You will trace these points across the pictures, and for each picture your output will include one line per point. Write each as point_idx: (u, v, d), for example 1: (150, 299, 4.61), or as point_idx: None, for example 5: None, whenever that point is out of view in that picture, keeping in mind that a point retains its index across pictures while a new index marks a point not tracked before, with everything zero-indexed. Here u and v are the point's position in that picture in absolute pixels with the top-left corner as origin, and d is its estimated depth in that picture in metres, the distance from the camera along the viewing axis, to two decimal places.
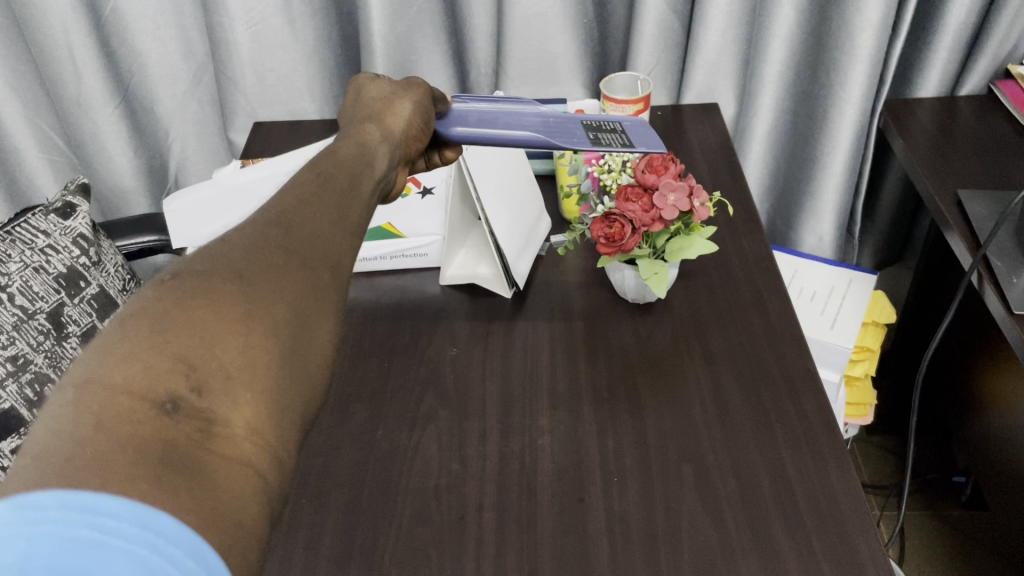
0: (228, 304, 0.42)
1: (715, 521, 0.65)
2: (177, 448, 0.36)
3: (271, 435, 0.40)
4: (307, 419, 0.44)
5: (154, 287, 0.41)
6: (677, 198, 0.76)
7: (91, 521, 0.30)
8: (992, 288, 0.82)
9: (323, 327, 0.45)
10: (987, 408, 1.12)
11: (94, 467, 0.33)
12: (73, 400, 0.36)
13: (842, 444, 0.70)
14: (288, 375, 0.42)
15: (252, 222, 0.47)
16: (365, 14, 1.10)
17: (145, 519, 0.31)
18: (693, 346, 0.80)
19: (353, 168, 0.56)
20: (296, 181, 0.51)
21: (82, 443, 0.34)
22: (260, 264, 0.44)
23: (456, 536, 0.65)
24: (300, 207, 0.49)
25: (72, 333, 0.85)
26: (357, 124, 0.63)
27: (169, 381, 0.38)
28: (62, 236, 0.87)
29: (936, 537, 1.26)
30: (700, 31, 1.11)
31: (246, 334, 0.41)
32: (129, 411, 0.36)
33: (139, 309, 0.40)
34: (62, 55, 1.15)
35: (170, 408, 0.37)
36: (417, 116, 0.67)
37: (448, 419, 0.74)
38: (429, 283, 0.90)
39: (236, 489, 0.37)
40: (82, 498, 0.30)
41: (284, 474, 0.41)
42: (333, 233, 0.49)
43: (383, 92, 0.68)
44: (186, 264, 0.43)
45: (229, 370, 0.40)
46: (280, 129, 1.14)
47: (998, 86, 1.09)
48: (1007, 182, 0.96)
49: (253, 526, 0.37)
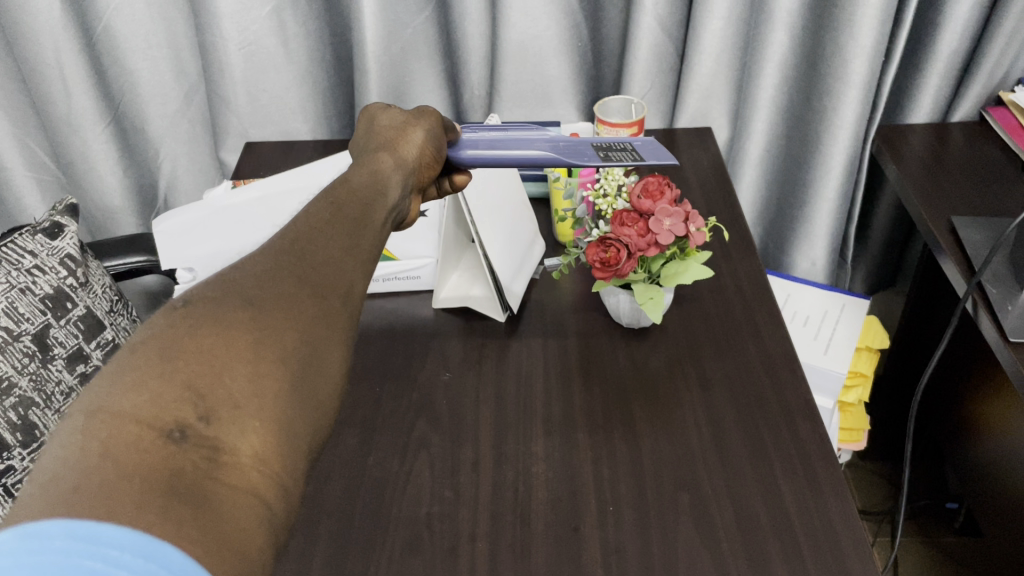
0: (239, 332, 0.41)
1: (711, 551, 0.64)
2: (184, 476, 0.36)
3: (281, 464, 0.39)
4: (317, 446, 0.42)
5: (166, 316, 0.41)
6: (673, 223, 0.75)
7: (95, 551, 0.30)
8: (987, 314, 0.82)
9: (334, 354, 0.44)
10: (981, 434, 1.11)
11: (98, 498, 0.33)
12: (82, 428, 0.35)
13: (840, 472, 0.69)
14: (299, 403, 0.41)
15: (266, 250, 0.46)
16: (358, 34, 1.09)
17: (150, 550, 0.31)
18: (689, 372, 0.79)
19: (366, 196, 0.55)
20: (308, 210, 0.50)
21: (89, 471, 0.34)
22: (270, 290, 0.43)
23: (450, 563, 0.64)
24: (315, 233, 0.48)
25: (59, 355, 0.83)
26: (372, 152, 0.62)
27: (177, 409, 0.37)
28: (50, 257, 0.86)
29: (929, 564, 1.24)
30: (693, 55, 1.11)
31: (255, 362, 0.40)
32: (136, 439, 0.36)
33: (151, 338, 0.39)
34: (54, 73, 1.14)
35: (178, 436, 0.37)
36: (430, 143, 0.67)
37: (441, 445, 0.73)
38: (421, 307, 0.89)
39: (242, 519, 0.36)
40: (85, 527, 0.31)
41: (293, 503, 0.39)
42: (346, 260, 0.48)
43: (394, 120, 0.68)
44: (198, 291, 0.43)
45: (238, 399, 0.39)
46: (272, 150, 1.13)
47: (990, 113, 1.10)
48: (1000, 207, 0.96)
49: (258, 557, 0.36)
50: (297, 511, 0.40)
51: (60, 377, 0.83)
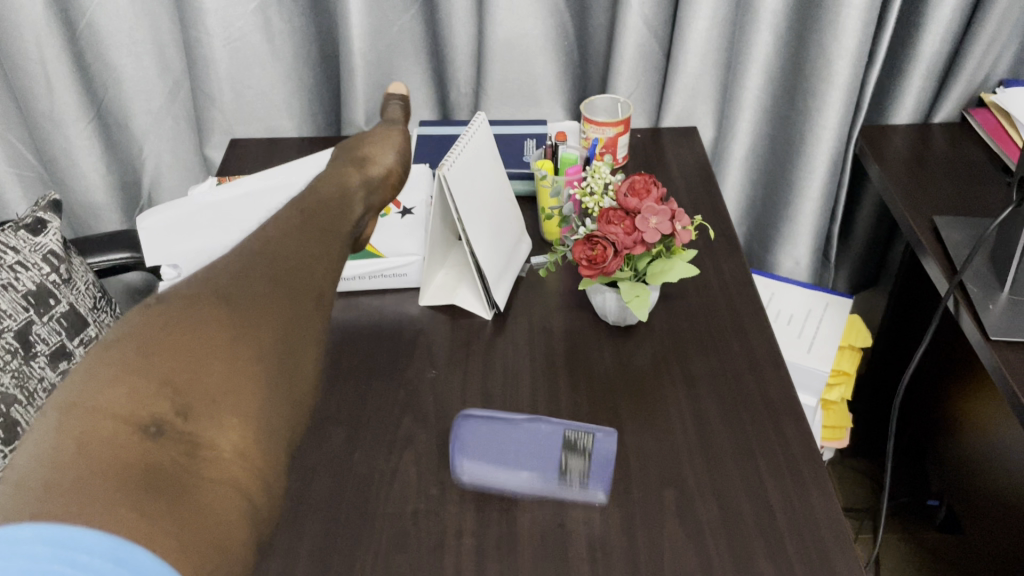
0: (215, 328, 0.40)
1: (697, 547, 0.64)
2: (162, 472, 0.35)
3: (260, 459, 0.39)
4: (296, 440, 0.42)
5: (141, 313, 0.41)
6: (659, 221, 0.76)
7: (65, 556, 0.29)
8: (968, 312, 0.83)
9: (309, 354, 0.44)
10: (961, 431, 1.13)
11: (72, 494, 0.32)
12: (56, 425, 0.35)
13: (823, 468, 0.70)
14: (277, 399, 0.41)
15: (238, 252, 0.46)
16: (344, 31, 1.09)
17: (122, 556, 0.30)
18: (674, 370, 0.80)
19: (334, 207, 0.55)
20: (279, 217, 0.51)
21: (63, 468, 0.33)
22: (246, 288, 0.43)
23: (435, 561, 0.64)
24: (285, 237, 0.48)
25: (41, 352, 0.83)
26: (340, 167, 0.64)
27: (154, 404, 0.37)
28: (32, 253, 0.85)
29: (908, 560, 1.25)
30: (679, 55, 1.12)
31: (233, 358, 0.40)
32: (112, 435, 0.35)
33: (127, 334, 0.39)
34: (36, 69, 1.13)
35: (154, 431, 0.36)
36: (399, 167, 0.70)
37: (428, 441, 0.73)
38: (407, 304, 0.89)
39: (223, 514, 0.36)
40: (56, 531, 0.30)
41: (274, 499, 0.39)
42: (316, 266, 0.48)
43: (366, 139, 0.71)
44: (173, 288, 0.43)
45: (215, 395, 0.39)
46: (257, 147, 1.13)
47: (971, 114, 1.11)
48: (980, 207, 0.97)
49: (238, 553, 0.36)
50: (280, 505, 0.40)
51: (43, 374, 0.82)
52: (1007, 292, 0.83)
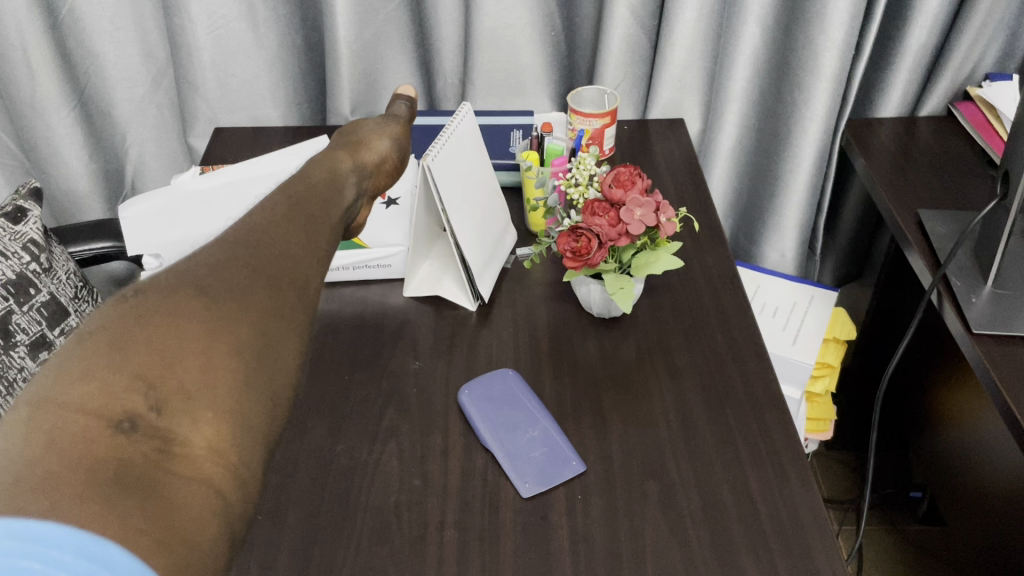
0: (190, 321, 0.39)
1: (679, 540, 0.64)
2: (135, 468, 0.34)
3: (235, 454, 0.37)
4: (276, 433, 0.41)
5: (115, 304, 0.39)
6: (643, 213, 0.75)
7: (35, 550, 0.28)
8: (951, 306, 0.83)
9: (291, 347, 0.43)
10: (945, 424, 1.13)
11: (43, 489, 0.30)
12: (26, 419, 0.33)
13: (805, 461, 0.70)
14: (255, 394, 0.40)
15: (220, 240, 0.44)
16: (330, 20, 1.08)
17: (92, 549, 0.29)
18: (658, 362, 0.80)
19: (325, 195, 0.54)
20: (266, 203, 0.49)
21: (33, 463, 0.31)
22: (225, 281, 0.42)
23: (418, 553, 0.64)
24: (268, 226, 0.47)
25: (21, 342, 0.82)
26: (331, 151, 0.63)
27: (127, 399, 0.35)
28: (12, 242, 0.84)
29: (891, 552, 1.26)
30: (667, 47, 1.11)
31: (208, 353, 0.39)
32: (83, 429, 0.33)
33: (100, 327, 0.37)
34: (16, 55, 1.12)
35: (128, 427, 0.35)
36: (395, 152, 0.71)
37: (411, 433, 0.73)
38: (392, 295, 0.89)
39: (196, 510, 0.35)
40: (25, 526, 0.28)
41: (251, 494, 0.38)
42: (303, 254, 0.47)
43: (368, 128, 0.71)
44: (151, 280, 0.40)
45: (190, 390, 0.37)
46: (241, 136, 1.12)
47: (957, 108, 1.11)
48: (965, 200, 0.97)
49: (212, 549, 0.34)
50: (256, 503, 0.38)
51: (22, 364, 0.82)
52: (991, 285, 0.84)
